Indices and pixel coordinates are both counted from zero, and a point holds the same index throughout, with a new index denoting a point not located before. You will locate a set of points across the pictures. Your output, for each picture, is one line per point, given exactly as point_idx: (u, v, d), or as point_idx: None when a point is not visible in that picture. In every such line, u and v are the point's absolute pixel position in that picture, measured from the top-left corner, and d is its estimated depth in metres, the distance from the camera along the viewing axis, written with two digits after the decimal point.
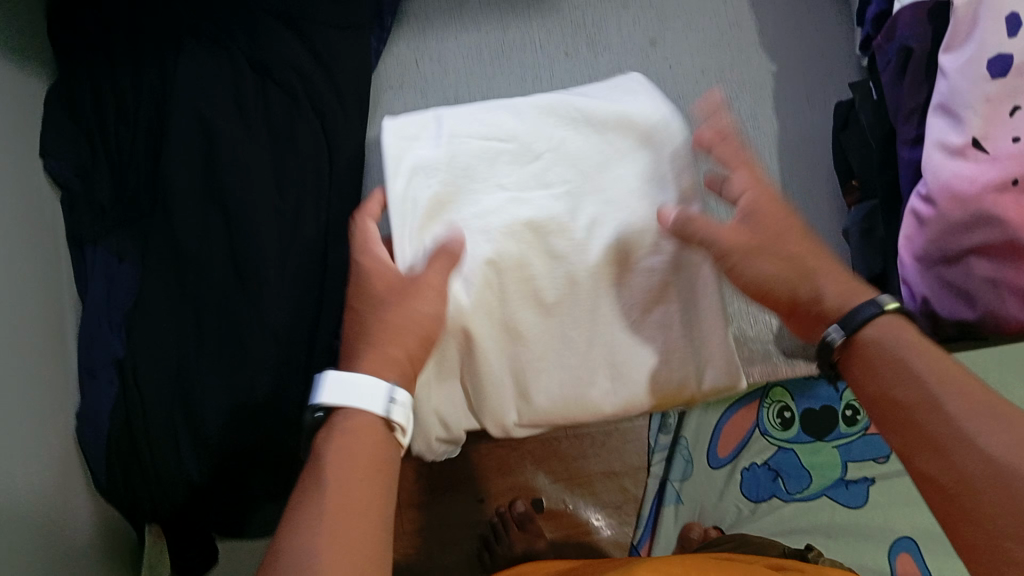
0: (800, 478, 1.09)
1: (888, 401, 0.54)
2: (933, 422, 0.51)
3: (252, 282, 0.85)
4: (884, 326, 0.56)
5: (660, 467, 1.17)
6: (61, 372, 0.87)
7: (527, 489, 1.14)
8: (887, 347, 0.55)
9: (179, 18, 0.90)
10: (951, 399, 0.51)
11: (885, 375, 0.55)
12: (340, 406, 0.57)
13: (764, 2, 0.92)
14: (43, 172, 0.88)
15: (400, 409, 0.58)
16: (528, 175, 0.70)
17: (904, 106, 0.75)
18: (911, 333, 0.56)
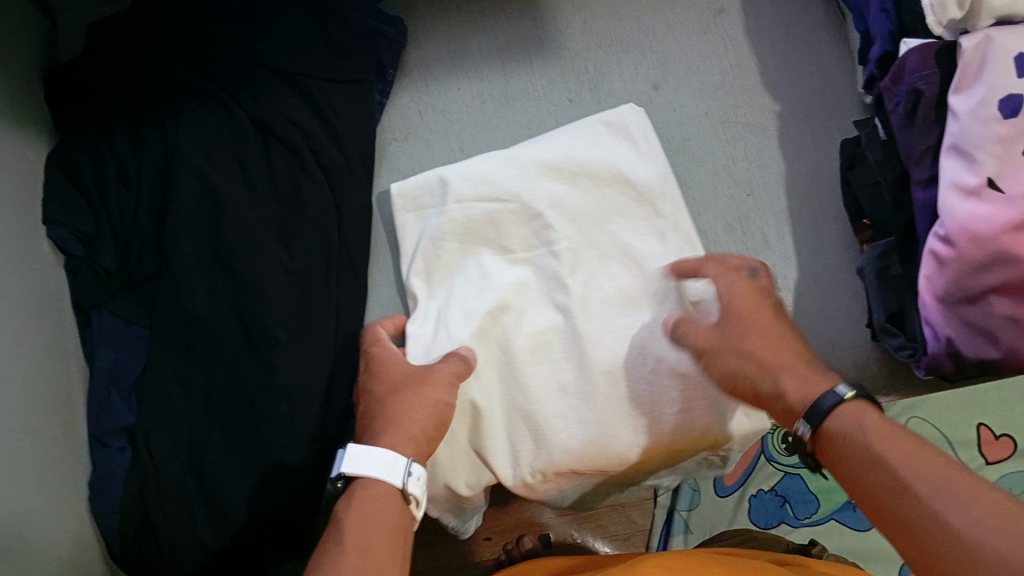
0: (807, 503, 0.99)
1: (859, 486, 0.51)
2: (901, 499, 0.48)
3: (263, 345, 0.84)
4: (843, 415, 0.55)
5: (667, 497, 1.09)
6: (72, 444, 0.83)
7: (532, 524, 1.06)
8: (852, 434, 0.54)
9: (176, 80, 0.89)
10: (917, 482, 0.47)
11: (852, 463, 0.52)
12: (358, 475, 0.60)
13: (763, 43, 0.92)
14: (45, 241, 0.86)
15: (417, 480, 0.60)
16: (529, 233, 0.79)
17: (916, 149, 0.74)
18: (872, 417, 0.54)
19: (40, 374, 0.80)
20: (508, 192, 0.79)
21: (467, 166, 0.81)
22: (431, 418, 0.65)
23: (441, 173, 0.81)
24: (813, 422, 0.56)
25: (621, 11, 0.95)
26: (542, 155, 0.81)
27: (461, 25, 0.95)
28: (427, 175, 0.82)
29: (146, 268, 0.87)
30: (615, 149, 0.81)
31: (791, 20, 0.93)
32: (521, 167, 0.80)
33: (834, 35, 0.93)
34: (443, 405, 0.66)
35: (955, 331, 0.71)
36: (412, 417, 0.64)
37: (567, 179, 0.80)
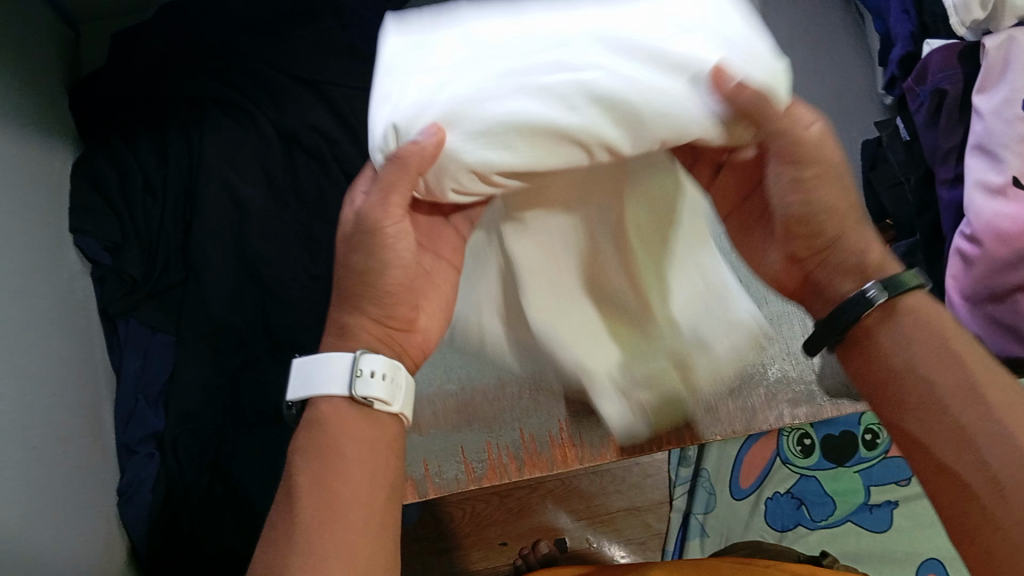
0: (824, 505, 1.06)
1: (919, 386, 0.47)
2: (968, 407, 0.44)
3: (291, 353, 0.84)
4: (917, 301, 0.49)
5: (683, 499, 1.11)
6: (100, 449, 0.83)
7: (547, 530, 1.09)
8: (934, 334, 0.47)
9: (197, 88, 0.89)
10: (991, 392, 0.44)
11: (915, 360, 0.47)
12: (308, 396, 0.51)
13: (782, 45, 0.93)
14: (73, 249, 0.86)
15: (372, 380, 0.50)
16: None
17: (941, 148, 0.75)
18: (952, 318, 0.49)
19: (68, 380, 0.80)
20: None
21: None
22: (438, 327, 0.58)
23: None
24: (884, 292, 0.49)
25: None
26: None
27: None
28: (447, 9, 0.51)
29: (171, 277, 0.87)
30: None
31: (809, 22, 0.94)
32: None
33: (853, 36, 0.93)
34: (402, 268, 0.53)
35: (982, 329, 0.71)
36: (351, 296, 0.54)
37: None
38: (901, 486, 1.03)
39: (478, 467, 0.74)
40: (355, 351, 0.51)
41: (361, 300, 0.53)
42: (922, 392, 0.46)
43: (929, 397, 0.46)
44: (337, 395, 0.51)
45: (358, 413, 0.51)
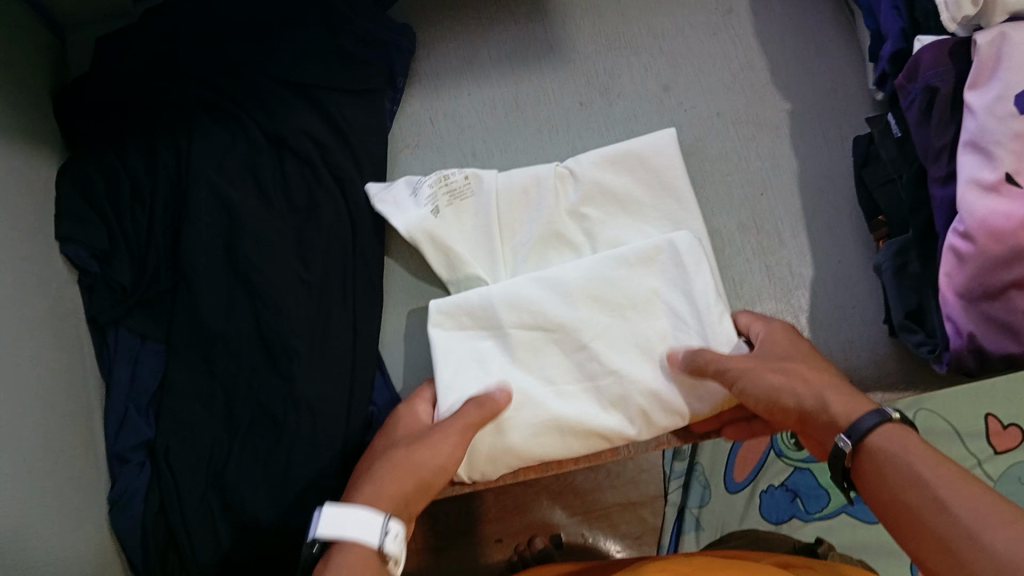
0: (818, 497, 0.99)
1: (900, 505, 0.52)
2: (943, 519, 0.48)
3: (283, 359, 0.84)
4: (887, 433, 0.56)
5: (677, 494, 1.13)
6: (92, 459, 0.82)
7: (544, 526, 1.12)
8: (886, 449, 0.55)
9: (186, 96, 0.89)
10: (955, 499, 0.49)
11: (895, 482, 0.53)
12: (337, 538, 0.59)
13: (773, 43, 0.92)
14: (60, 256, 0.85)
15: (394, 539, 0.60)
16: (539, 296, 0.75)
17: (932, 146, 0.75)
18: (916, 439, 0.54)
19: (59, 392, 0.80)
20: (553, 320, 0.75)
21: (509, 287, 0.76)
22: (416, 483, 0.64)
23: (484, 296, 0.76)
24: (855, 437, 0.56)
25: (630, 14, 0.95)
26: (591, 282, 0.76)
27: (470, 28, 0.95)
28: (519, 303, 0.75)
29: (160, 284, 0.86)
30: (661, 282, 0.75)
31: (800, 20, 0.93)
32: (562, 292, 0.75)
33: (844, 33, 0.92)
34: (430, 470, 0.65)
35: (977, 327, 0.71)
36: (392, 479, 0.63)
37: (571, 245, 0.83)
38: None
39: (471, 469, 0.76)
40: (383, 513, 0.60)
41: (387, 481, 0.63)
42: (922, 512, 0.50)
43: (911, 512, 0.51)
44: (365, 544, 0.59)
45: (378, 569, 0.59)
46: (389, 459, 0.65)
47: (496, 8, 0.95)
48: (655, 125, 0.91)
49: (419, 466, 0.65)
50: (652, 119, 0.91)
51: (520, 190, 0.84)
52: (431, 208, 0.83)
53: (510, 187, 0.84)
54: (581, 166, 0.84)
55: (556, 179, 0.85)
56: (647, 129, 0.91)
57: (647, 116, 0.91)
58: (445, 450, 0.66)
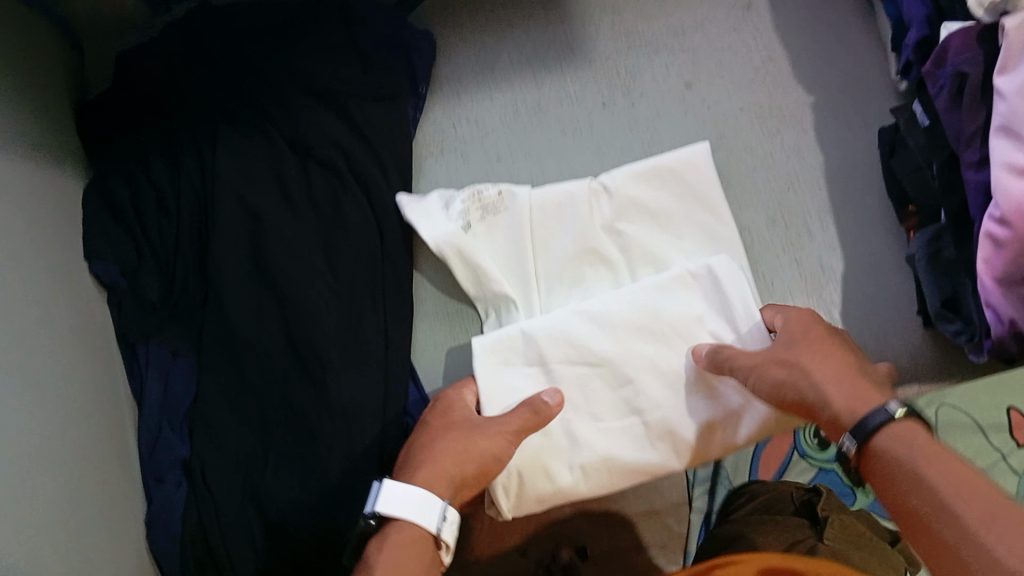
0: (846, 498, 0.96)
1: (905, 508, 0.50)
2: (944, 522, 0.47)
3: (315, 367, 0.83)
4: (894, 433, 0.53)
5: (703, 500, 0.98)
6: (128, 478, 0.82)
7: (567, 538, 0.97)
8: (900, 455, 0.52)
9: (209, 105, 0.88)
10: (957, 500, 0.47)
11: (902, 485, 0.51)
12: (394, 517, 0.62)
13: (793, 34, 0.92)
14: (88, 274, 0.84)
15: (449, 525, 0.63)
16: (582, 334, 0.74)
17: (965, 131, 0.74)
18: (924, 436, 0.52)
19: (92, 412, 0.79)
20: (596, 353, 0.73)
21: (552, 322, 0.74)
22: (474, 469, 0.66)
23: (524, 329, 0.74)
24: (861, 438, 0.54)
25: (649, 10, 0.94)
26: (623, 296, 0.74)
27: (488, 31, 0.94)
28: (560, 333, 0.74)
29: (190, 296, 0.86)
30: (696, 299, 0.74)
31: (820, 9, 0.93)
32: (600, 314, 0.74)
33: (865, 20, 0.92)
34: (488, 458, 0.66)
35: (1017, 312, 0.71)
36: (442, 461, 0.65)
37: (606, 262, 0.84)
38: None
39: None
40: (442, 500, 0.62)
41: (443, 458, 0.65)
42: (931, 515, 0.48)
43: (927, 519, 0.48)
44: (421, 527, 0.62)
45: (431, 551, 0.62)
46: (442, 446, 0.66)
47: (514, 9, 0.94)
48: (678, 122, 0.91)
49: (478, 455, 0.66)
50: (675, 116, 0.91)
51: (553, 204, 0.84)
52: (459, 225, 0.84)
53: (541, 203, 0.85)
54: (614, 184, 0.85)
55: (590, 195, 0.85)
56: (670, 127, 0.90)
57: (671, 113, 0.91)
58: (501, 442, 0.66)
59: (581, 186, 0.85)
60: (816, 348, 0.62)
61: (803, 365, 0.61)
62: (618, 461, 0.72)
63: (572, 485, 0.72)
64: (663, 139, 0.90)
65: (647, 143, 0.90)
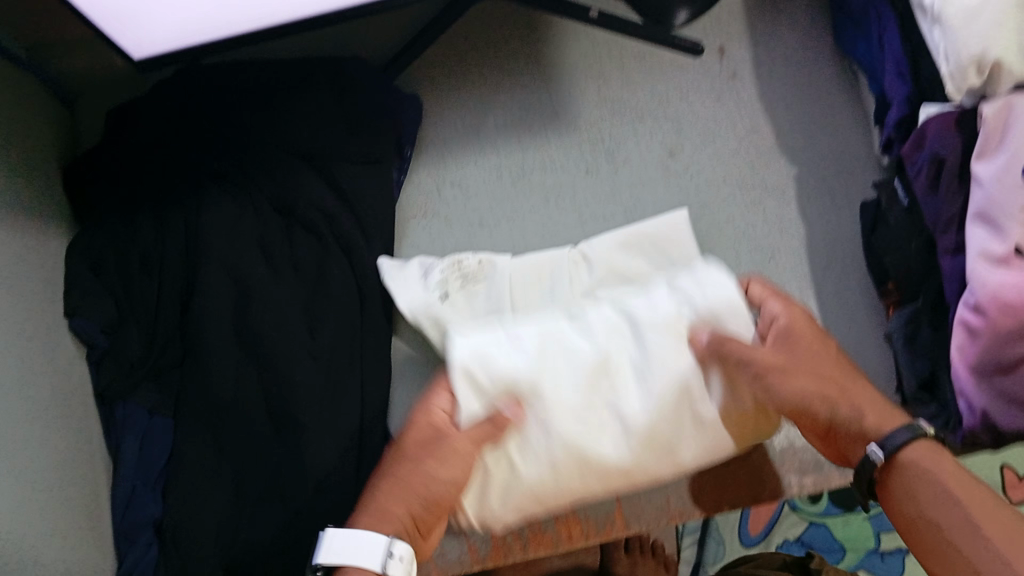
0: (833, 552, 1.08)
1: (921, 520, 0.59)
2: (957, 534, 0.57)
3: (292, 431, 0.83)
4: (919, 451, 0.60)
5: (691, 550, 1.11)
6: (99, 538, 0.82)
7: None
8: (930, 472, 0.59)
9: (195, 164, 0.89)
10: (985, 524, 0.56)
11: (946, 510, 0.58)
12: (339, 564, 0.63)
13: (777, 107, 0.93)
14: (69, 331, 0.85)
15: (399, 562, 0.63)
16: (572, 342, 0.74)
17: (941, 216, 0.74)
18: (950, 462, 0.59)
19: (67, 470, 0.80)
20: (582, 352, 0.73)
21: (541, 330, 0.75)
22: (415, 503, 0.67)
23: (512, 330, 0.75)
24: (887, 450, 0.61)
25: (635, 79, 0.95)
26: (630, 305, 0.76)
27: (475, 96, 0.95)
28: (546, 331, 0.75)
29: (169, 356, 0.86)
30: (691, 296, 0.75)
31: (805, 83, 0.93)
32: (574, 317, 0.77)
33: (849, 96, 0.92)
34: (435, 484, 0.68)
35: (991, 403, 0.69)
36: (391, 499, 0.67)
37: None
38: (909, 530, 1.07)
39: (482, 545, 0.78)
40: (388, 535, 0.63)
41: (390, 500, 0.66)
42: (940, 530, 0.58)
43: (948, 535, 0.57)
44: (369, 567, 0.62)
45: None
46: (396, 474, 0.68)
47: (501, 74, 0.96)
48: (661, 191, 0.91)
49: (424, 481, 0.67)
50: (659, 184, 0.91)
51: (533, 276, 0.85)
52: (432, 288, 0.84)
53: (520, 268, 0.85)
54: (593, 246, 0.85)
55: (570, 264, 0.85)
56: (653, 196, 0.91)
57: (653, 182, 0.91)
58: (456, 464, 0.68)
59: (560, 255, 0.85)
60: (837, 361, 0.69)
61: (835, 378, 0.67)
62: (589, 457, 0.70)
63: (553, 464, 0.70)
64: (645, 207, 0.91)
65: (629, 211, 0.91)
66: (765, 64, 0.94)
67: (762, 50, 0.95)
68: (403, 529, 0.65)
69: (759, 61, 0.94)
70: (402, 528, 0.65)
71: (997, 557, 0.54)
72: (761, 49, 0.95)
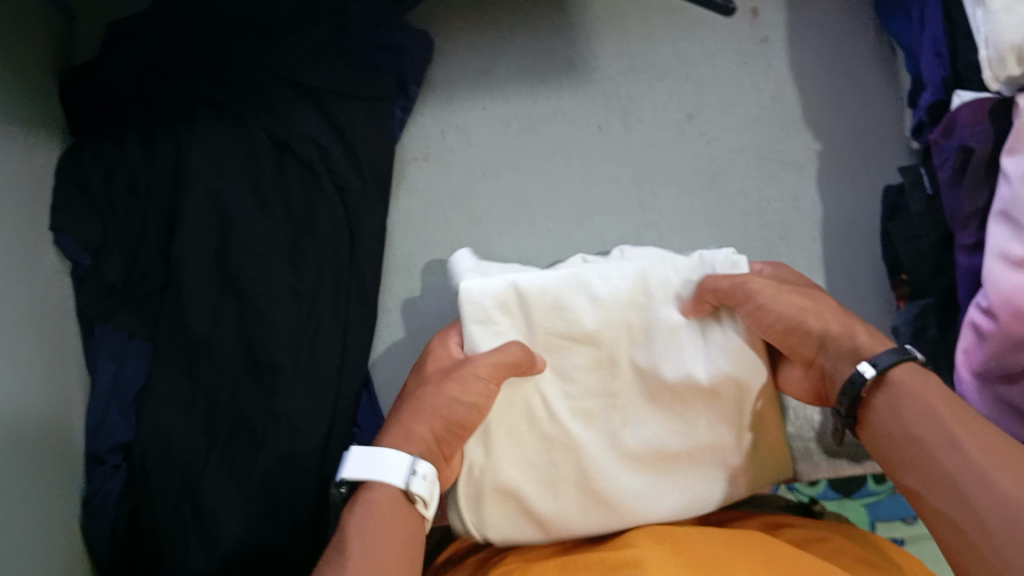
0: None
1: (903, 435, 0.51)
2: (950, 459, 0.48)
3: (266, 372, 0.81)
4: (908, 371, 0.53)
5: None
6: (67, 455, 0.81)
7: None
8: (914, 389, 0.51)
9: (190, 86, 0.86)
10: (971, 442, 0.48)
11: (910, 416, 0.51)
12: (363, 480, 0.57)
13: (805, 77, 0.88)
14: (51, 247, 0.82)
15: (423, 480, 0.56)
16: (596, 378, 0.67)
17: (962, 210, 0.69)
18: (935, 383, 0.52)
19: (39, 384, 0.78)
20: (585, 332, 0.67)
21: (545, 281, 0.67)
22: (439, 421, 0.60)
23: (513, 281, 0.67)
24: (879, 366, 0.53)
25: (658, 36, 0.90)
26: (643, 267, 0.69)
27: (487, 42, 0.91)
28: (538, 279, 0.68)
29: (151, 282, 0.84)
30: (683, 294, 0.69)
31: (840, 53, 0.88)
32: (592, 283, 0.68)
33: (885, 69, 0.87)
34: (460, 408, 0.61)
35: (991, 410, 0.66)
36: (418, 419, 0.60)
37: (610, 394, 0.67)
38: (908, 525, 0.94)
39: None
40: (411, 452, 0.57)
41: (414, 419, 0.60)
42: (914, 448, 0.50)
43: (923, 450, 0.50)
44: (390, 486, 0.56)
45: (404, 509, 0.56)
46: (420, 401, 0.62)
47: (518, 20, 0.91)
48: (673, 155, 0.87)
49: (450, 403, 0.61)
50: (670, 149, 0.87)
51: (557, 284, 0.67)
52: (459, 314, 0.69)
53: (543, 309, 0.67)
54: (613, 278, 0.68)
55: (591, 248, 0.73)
56: (663, 160, 0.87)
57: (667, 147, 0.87)
58: (479, 387, 0.62)
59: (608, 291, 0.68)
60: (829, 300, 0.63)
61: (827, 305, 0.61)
62: (580, 526, 0.63)
63: (544, 525, 0.63)
64: (655, 171, 0.87)
65: (638, 174, 0.87)
66: (798, 30, 0.89)
67: (797, 14, 0.89)
68: (426, 454, 0.59)
69: (793, 25, 0.89)
70: (425, 450, 0.59)
71: (974, 472, 0.46)
72: (795, 13, 0.89)
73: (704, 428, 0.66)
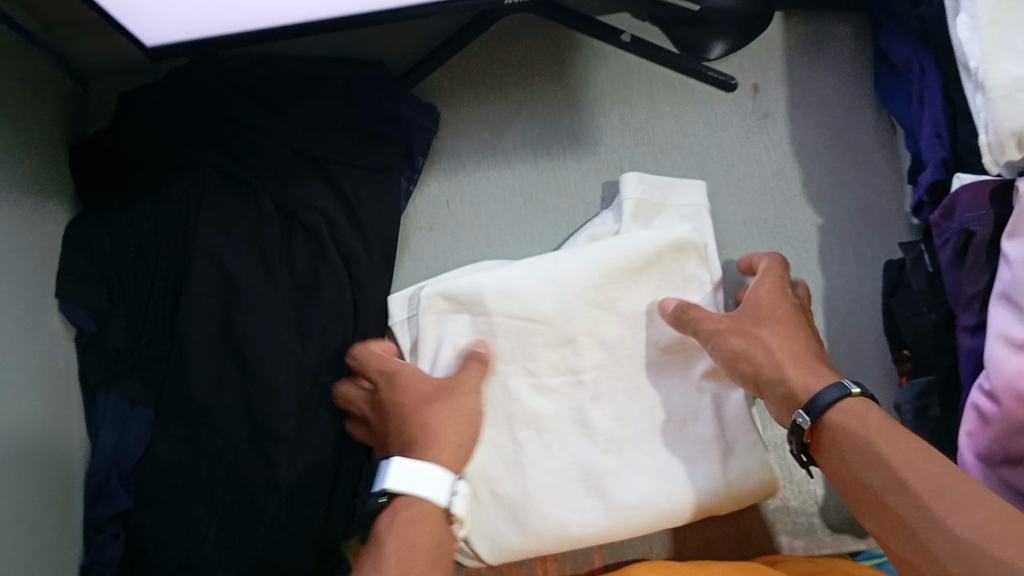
0: None
1: (853, 478, 0.56)
2: (900, 502, 0.52)
3: (268, 442, 0.81)
4: (845, 409, 0.59)
5: None
6: (67, 526, 0.81)
7: None
8: (852, 430, 0.57)
9: (199, 155, 0.87)
10: (919, 482, 0.51)
11: (855, 459, 0.56)
12: (402, 493, 0.63)
13: (807, 152, 0.89)
14: (58, 317, 0.84)
15: (460, 498, 0.65)
16: (561, 359, 0.76)
17: (964, 292, 0.70)
18: (873, 416, 0.57)
19: (41, 455, 0.78)
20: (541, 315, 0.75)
21: (500, 279, 0.76)
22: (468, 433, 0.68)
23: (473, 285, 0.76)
24: (813, 413, 0.59)
25: (661, 110, 0.91)
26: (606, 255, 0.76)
27: (494, 112, 0.93)
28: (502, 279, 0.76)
29: (156, 349, 0.84)
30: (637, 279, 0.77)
31: (840, 128, 0.89)
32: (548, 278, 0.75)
33: (883, 146, 0.88)
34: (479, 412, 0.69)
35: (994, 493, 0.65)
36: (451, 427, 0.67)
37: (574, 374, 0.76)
38: None
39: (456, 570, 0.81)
40: (454, 473, 0.65)
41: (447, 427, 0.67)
42: (870, 495, 0.55)
43: (874, 493, 0.54)
44: (433, 502, 0.63)
45: (440, 524, 0.63)
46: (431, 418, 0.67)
47: (524, 93, 0.93)
48: None
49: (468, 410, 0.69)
50: None
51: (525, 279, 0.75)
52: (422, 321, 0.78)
53: (499, 300, 0.75)
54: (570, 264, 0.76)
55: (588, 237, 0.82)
56: None
57: None
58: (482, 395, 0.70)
59: (566, 276, 0.76)
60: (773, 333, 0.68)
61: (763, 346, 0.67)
62: (558, 521, 0.73)
63: (534, 532, 0.73)
64: None
65: None
66: (800, 105, 0.90)
67: (799, 90, 0.91)
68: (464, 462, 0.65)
69: (794, 103, 0.90)
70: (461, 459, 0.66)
71: (928, 514, 0.50)
72: (798, 88, 0.91)
73: (673, 435, 0.76)
